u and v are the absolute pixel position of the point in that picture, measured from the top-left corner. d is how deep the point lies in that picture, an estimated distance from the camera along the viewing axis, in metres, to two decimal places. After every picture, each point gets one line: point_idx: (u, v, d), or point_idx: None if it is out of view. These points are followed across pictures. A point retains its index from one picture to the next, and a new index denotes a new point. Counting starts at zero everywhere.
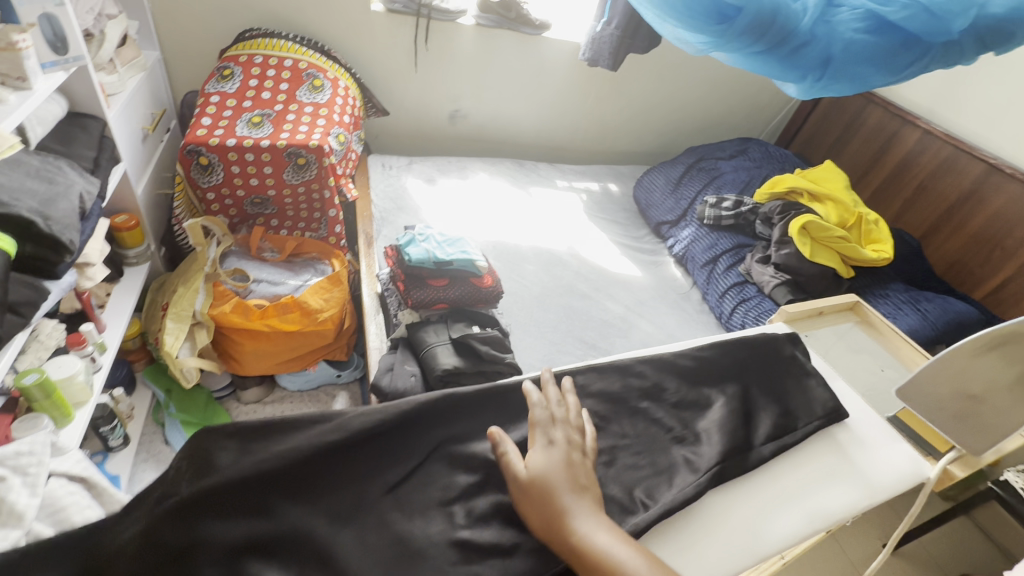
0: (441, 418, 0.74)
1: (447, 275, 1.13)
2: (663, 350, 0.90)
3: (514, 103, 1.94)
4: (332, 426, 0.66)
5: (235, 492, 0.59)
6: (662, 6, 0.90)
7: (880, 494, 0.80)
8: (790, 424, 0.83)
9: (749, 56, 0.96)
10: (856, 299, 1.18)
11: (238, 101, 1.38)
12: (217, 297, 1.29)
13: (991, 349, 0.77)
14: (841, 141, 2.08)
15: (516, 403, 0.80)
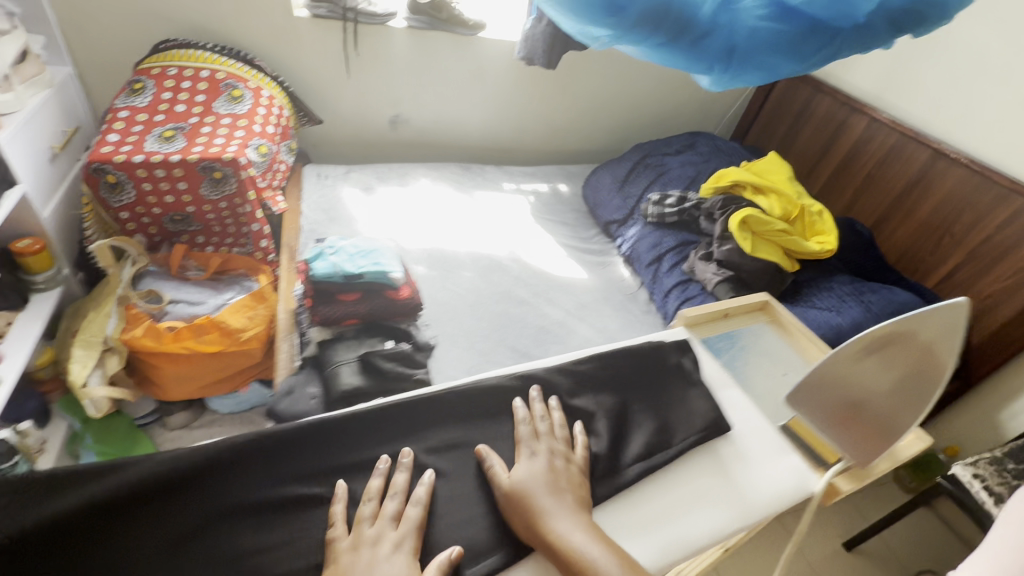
0: (295, 452, 0.73)
1: (359, 289, 1.08)
2: (546, 365, 0.90)
3: (456, 105, 1.89)
4: (162, 468, 0.67)
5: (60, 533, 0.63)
6: None
7: (754, 513, 0.78)
8: (664, 442, 0.83)
9: (651, 48, 0.91)
10: (769, 298, 1.14)
11: (149, 115, 1.32)
12: (130, 321, 1.24)
13: (872, 351, 0.74)
14: (793, 132, 2.05)
15: (380, 433, 0.78)
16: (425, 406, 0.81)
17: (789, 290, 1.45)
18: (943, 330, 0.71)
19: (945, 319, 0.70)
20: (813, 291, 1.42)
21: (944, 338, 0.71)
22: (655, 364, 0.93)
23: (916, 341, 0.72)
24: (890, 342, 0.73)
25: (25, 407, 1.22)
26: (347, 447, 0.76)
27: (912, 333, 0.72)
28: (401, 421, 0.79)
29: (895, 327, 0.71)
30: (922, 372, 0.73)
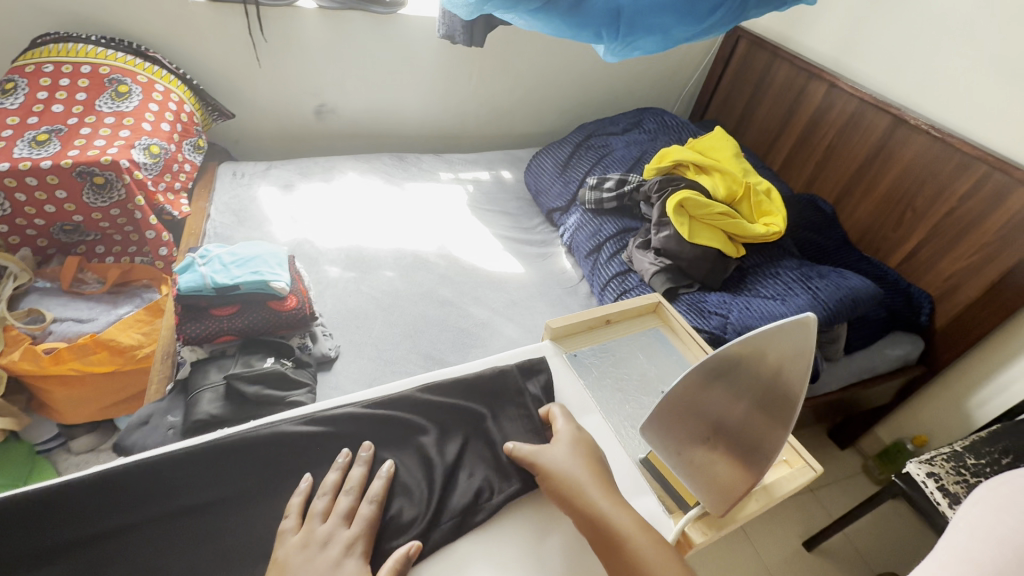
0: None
1: (236, 301, 0.98)
2: (354, 397, 0.70)
3: (386, 91, 1.77)
4: None
5: None
6: None
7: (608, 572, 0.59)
8: (498, 487, 0.63)
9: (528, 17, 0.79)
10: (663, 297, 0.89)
11: (21, 117, 1.21)
12: (9, 343, 1.13)
13: (712, 379, 0.52)
14: (753, 103, 1.92)
15: (113, 495, 0.57)
16: (153, 470, 0.59)
17: (734, 278, 1.35)
18: (796, 353, 0.46)
19: (793, 338, 0.46)
20: (758, 278, 1.32)
21: (793, 363, 0.47)
22: (497, 390, 0.70)
23: (765, 366, 0.48)
24: (732, 368, 0.50)
25: None
26: (21, 539, 0.55)
27: (758, 356, 0.48)
28: (109, 496, 0.57)
29: (734, 348, 0.49)
30: (781, 410, 0.49)
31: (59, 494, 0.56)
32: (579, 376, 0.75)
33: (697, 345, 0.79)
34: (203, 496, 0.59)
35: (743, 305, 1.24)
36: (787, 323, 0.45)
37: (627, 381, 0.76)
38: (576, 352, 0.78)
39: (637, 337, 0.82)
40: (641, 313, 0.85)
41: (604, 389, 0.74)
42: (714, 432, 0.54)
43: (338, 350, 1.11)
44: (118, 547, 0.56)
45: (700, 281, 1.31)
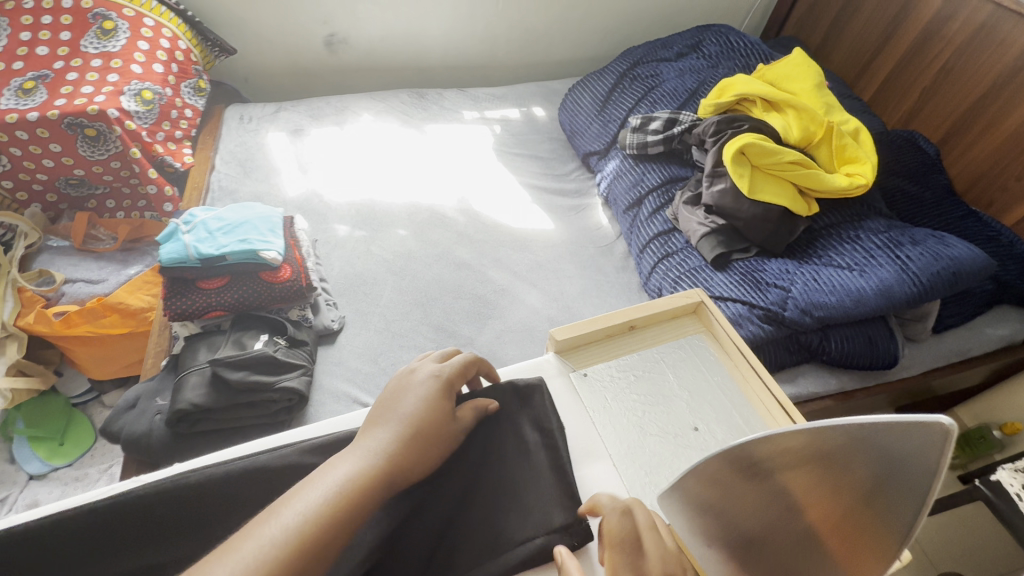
0: None
1: (226, 273, 0.90)
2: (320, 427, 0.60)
3: (403, 15, 1.54)
4: None
5: None
6: None
7: None
8: None
9: None
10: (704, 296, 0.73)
11: (7, 63, 1.13)
12: (25, 305, 1.15)
13: (769, 470, 0.37)
14: (845, 14, 1.55)
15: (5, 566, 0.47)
16: (93, 527, 0.48)
17: (801, 241, 1.13)
18: (917, 462, 0.31)
19: (913, 443, 0.31)
20: (830, 243, 1.10)
21: (907, 478, 0.32)
22: (491, 422, 0.57)
23: (857, 474, 0.33)
24: (803, 463, 0.35)
25: None
26: None
27: (848, 454, 0.33)
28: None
29: (813, 436, 0.34)
30: (871, 535, 0.34)
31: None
32: (588, 400, 0.63)
33: (746, 364, 0.65)
34: (160, 554, 0.49)
35: (810, 276, 1.04)
36: (907, 423, 0.31)
37: (655, 409, 0.63)
38: (587, 370, 0.65)
39: (672, 349, 0.68)
40: (678, 315, 0.71)
41: (625, 417, 0.62)
42: (758, 535, 0.40)
43: (343, 322, 1.03)
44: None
45: (761, 246, 1.10)
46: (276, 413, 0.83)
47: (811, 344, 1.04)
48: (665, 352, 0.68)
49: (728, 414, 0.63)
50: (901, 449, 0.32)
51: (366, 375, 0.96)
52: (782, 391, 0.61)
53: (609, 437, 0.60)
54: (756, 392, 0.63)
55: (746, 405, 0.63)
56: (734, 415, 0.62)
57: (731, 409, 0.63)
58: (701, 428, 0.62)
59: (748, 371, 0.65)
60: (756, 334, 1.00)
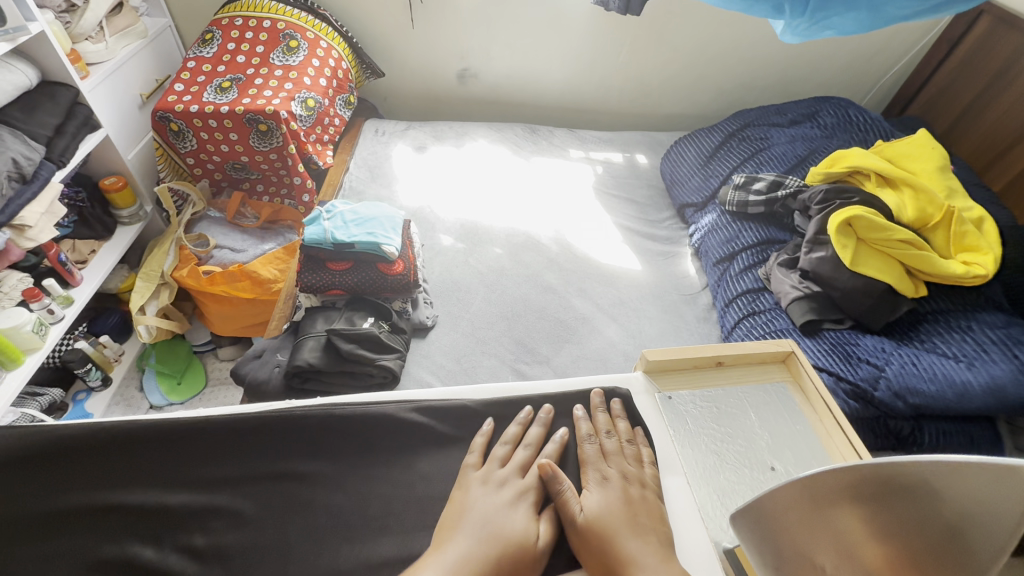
0: (81, 458, 0.59)
1: (350, 258, 1.03)
2: (420, 402, 0.67)
3: (530, 58, 1.70)
4: None
5: None
6: None
7: None
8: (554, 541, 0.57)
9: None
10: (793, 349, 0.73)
11: (212, 66, 1.39)
12: (181, 260, 1.36)
13: (853, 493, 0.44)
14: (981, 101, 1.50)
15: (184, 450, 0.61)
16: (261, 429, 0.62)
17: (902, 322, 1.08)
18: (991, 514, 0.35)
19: (993, 480, 0.35)
20: (936, 330, 1.05)
21: (986, 526, 0.35)
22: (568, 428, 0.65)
23: (935, 514, 0.38)
24: (887, 489, 0.41)
25: (106, 323, 1.39)
26: (107, 467, 0.59)
27: (932, 489, 0.38)
28: (173, 449, 0.61)
29: (901, 466, 0.40)
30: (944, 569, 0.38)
31: (191, 433, 0.61)
32: (667, 422, 0.67)
33: (832, 422, 0.66)
34: (306, 465, 0.62)
35: (908, 359, 1.00)
36: (993, 463, 0.34)
37: (733, 444, 0.66)
38: (671, 395, 0.69)
39: (756, 391, 0.70)
40: (765, 362, 0.73)
41: (701, 446, 0.66)
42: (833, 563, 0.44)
43: (435, 320, 1.13)
44: (231, 495, 0.60)
45: (857, 320, 1.08)
46: (371, 387, 0.93)
47: (900, 431, 0.98)
48: (750, 395, 0.70)
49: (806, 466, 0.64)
50: (980, 502, 0.36)
51: (449, 371, 1.05)
52: (865, 444, 0.62)
53: (685, 456, 0.65)
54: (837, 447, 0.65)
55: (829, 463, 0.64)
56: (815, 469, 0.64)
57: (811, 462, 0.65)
58: (780, 469, 0.63)
59: (835, 428, 0.66)
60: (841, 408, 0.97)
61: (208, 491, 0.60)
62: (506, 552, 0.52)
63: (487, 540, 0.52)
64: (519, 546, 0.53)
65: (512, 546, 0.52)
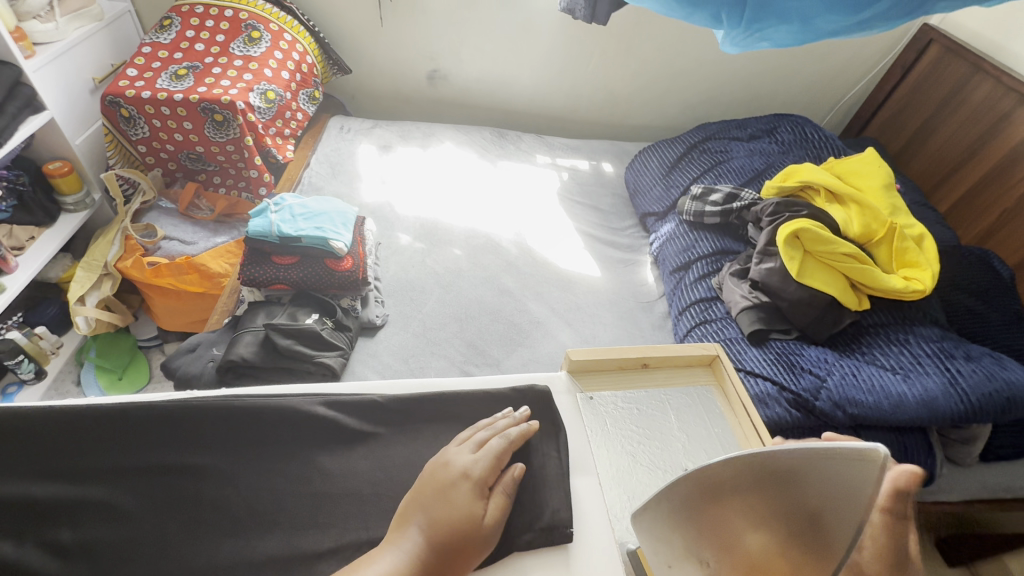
0: None
1: (296, 253, 1.01)
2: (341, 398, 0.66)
3: (500, 63, 1.70)
4: None
5: None
6: None
7: None
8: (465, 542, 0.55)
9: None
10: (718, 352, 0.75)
11: (169, 53, 1.35)
12: (127, 250, 1.31)
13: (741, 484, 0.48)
14: (930, 124, 1.56)
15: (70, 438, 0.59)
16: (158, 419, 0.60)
17: (846, 334, 1.10)
18: (852, 493, 0.41)
19: (853, 468, 0.41)
20: (876, 342, 1.07)
21: (850, 502, 0.41)
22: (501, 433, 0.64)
23: (807, 495, 0.44)
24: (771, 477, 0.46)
25: (45, 313, 1.34)
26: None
27: (800, 479, 0.45)
28: (56, 439, 0.58)
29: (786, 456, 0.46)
30: (814, 549, 0.42)
31: (66, 423, 0.58)
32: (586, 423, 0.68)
33: (749, 424, 0.68)
34: (198, 458, 0.60)
35: (848, 371, 1.02)
36: (852, 450, 0.41)
37: (649, 445, 0.68)
38: (592, 395, 0.71)
39: (678, 395, 0.72)
40: (691, 366, 0.76)
41: (617, 445, 0.67)
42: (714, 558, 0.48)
43: (385, 319, 1.12)
44: (112, 489, 0.57)
45: (803, 331, 1.09)
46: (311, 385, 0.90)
47: None
48: (670, 399, 0.72)
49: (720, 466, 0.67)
50: (849, 487, 0.41)
51: (396, 370, 1.03)
52: None
53: (600, 458, 0.66)
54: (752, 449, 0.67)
55: None
56: None
57: None
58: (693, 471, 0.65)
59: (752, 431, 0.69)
60: (782, 417, 0.98)
61: (82, 490, 0.57)
62: (450, 534, 0.51)
63: (430, 529, 0.51)
64: (465, 527, 0.52)
65: (454, 532, 0.51)
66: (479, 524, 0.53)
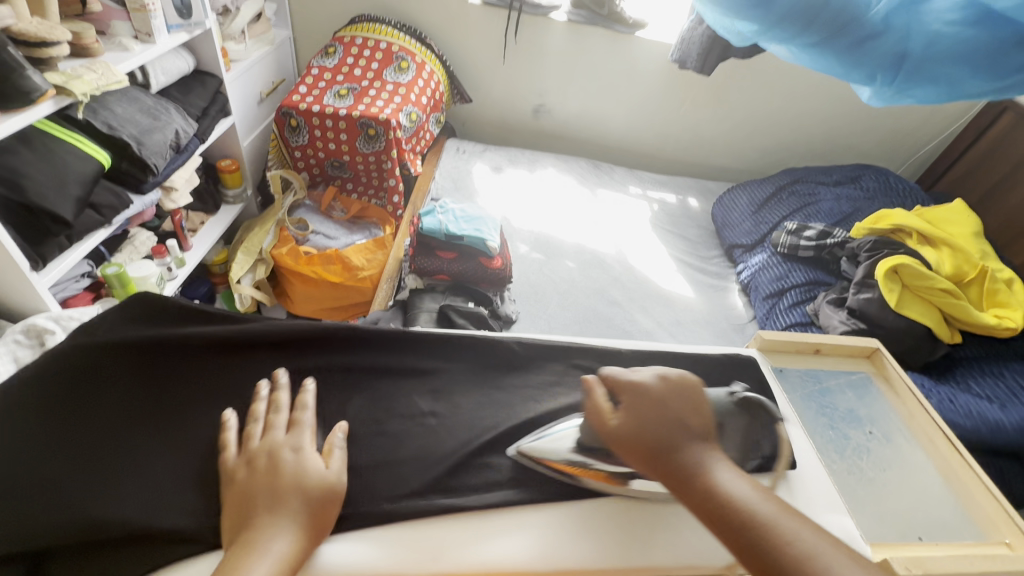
0: (314, 348, 0.65)
1: (456, 249, 1.16)
2: (595, 346, 0.72)
3: (601, 103, 1.90)
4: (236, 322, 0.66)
5: (154, 348, 0.62)
6: (775, 36, 0.83)
7: None
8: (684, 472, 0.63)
9: (846, 63, 0.82)
10: (877, 346, 0.77)
11: (332, 75, 1.56)
12: (280, 240, 1.50)
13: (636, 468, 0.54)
14: (1005, 184, 1.67)
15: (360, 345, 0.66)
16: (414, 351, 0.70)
17: (939, 365, 1.21)
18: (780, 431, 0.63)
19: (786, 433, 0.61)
20: (970, 373, 1.17)
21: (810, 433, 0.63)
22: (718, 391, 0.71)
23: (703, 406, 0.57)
24: (655, 460, 0.52)
25: (196, 290, 1.50)
26: (340, 356, 0.66)
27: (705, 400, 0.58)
28: (358, 345, 0.67)
29: (617, 413, 0.56)
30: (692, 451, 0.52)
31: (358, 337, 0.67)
32: (786, 391, 0.71)
33: (915, 404, 0.71)
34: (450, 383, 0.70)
35: (946, 397, 1.11)
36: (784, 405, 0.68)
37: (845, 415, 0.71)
38: (781, 369, 0.74)
39: (848, 378, 0.75)
40: (852, 356, 0.78)
41: (818, 418, 0.70)
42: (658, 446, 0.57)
43: (517, 315, 1.27)
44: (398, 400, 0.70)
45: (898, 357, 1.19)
46: None
47: None
48: (844, 383, 0.75)
49: (895, 442, 0.69)
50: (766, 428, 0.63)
51: None
52: (946, 424, 0.69)
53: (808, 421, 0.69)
54: (921, 427, 0.70)
55: (916, 433, 0.70)
56: (902, 437, 0.70)
57: (897, 432, 0.70)
58: (878, 433, 0.70)
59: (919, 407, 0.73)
60: None
61: (401, 360, 0.66)
62: (299, 501, 0.49)
63: (281, 504, 0.48)
64: (308, 490, 0.50)
65: (300, 489, 0.50)
66: (328, 481, 0.52)
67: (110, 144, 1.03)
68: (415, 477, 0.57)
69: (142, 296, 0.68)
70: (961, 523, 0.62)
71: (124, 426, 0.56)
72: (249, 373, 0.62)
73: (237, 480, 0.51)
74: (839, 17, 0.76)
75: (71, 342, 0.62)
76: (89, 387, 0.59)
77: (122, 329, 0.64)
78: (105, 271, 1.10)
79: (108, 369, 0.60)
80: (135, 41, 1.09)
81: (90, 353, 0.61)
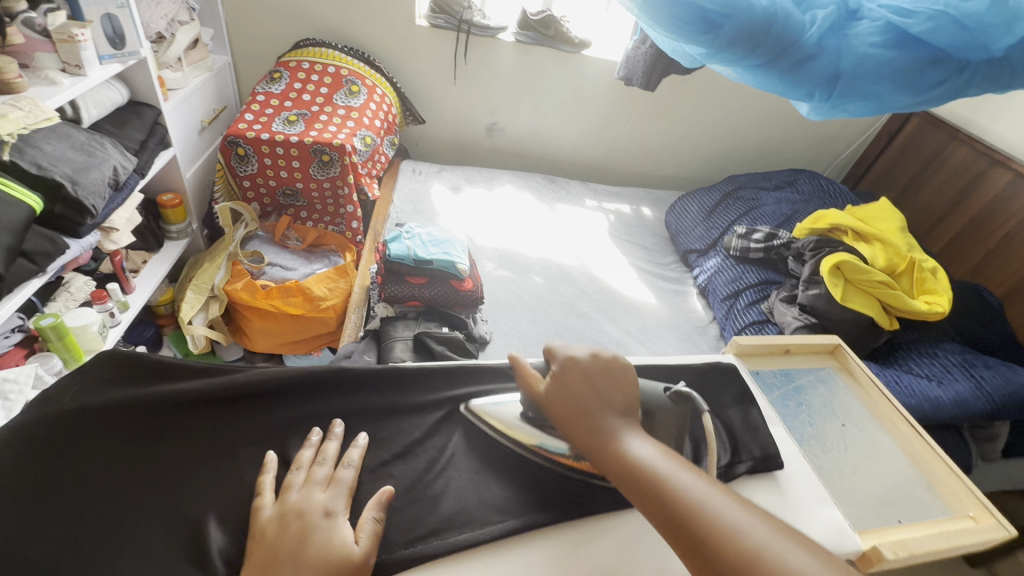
0: (303, 395, 0.63)
1: (426, 274, 1.15)
2: None
3: (552, 119, 1.94)
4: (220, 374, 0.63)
5: (134, 410, 0.58)
6: (721, 58, 0.88)
7: None
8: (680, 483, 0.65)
9: (787, 81, 0.88)
10: (837, 342, 0.84)
11: (280, 101, 1.51)
12: (234, 275, 1.44)
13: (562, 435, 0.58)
14: (918, 180, 1.85)
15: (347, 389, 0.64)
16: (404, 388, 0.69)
17: (882, 351, 1.32)
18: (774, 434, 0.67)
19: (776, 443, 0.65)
20: (909, 356, 1.28)
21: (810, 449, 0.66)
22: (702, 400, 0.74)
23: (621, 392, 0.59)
24: (576, 420, 0.56)
25: (142, 334, 1.40)
26: (330, 402, 0.64)
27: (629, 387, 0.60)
28: (350, 388, 0.65)
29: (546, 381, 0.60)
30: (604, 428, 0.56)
31: (346, 378, 0.64)
32: (763, 393, 0.75)
33: (878, 393, 0.77)
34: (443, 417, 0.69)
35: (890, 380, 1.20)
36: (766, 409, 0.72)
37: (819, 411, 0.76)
38: (756, 373, 0.78)
39: (816, 375, 0.80)
40: (817, 354, 0.83)
41: (797, 418, 0.74)
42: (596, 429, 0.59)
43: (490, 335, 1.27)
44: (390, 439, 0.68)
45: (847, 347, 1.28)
46: None
47: None
48: (813, 380, 0.80)
49: (866, 431, 0.74)
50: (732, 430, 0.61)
51: None
52: (906, 410, 0.75)
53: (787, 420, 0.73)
54: (886, 415, 0.76)
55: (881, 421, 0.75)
56: (868, 424, 0.75)
57: (865, 421, 0.75)
58: (850, 425, 0.74)
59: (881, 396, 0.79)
60: None
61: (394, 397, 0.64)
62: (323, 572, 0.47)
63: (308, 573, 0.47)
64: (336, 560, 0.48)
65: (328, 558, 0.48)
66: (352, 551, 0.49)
67: (40, 186, 0.94)
68: (422, 518, 0.56)
69: (113, 354, 0.63)
70: (930, 501, 0.67)
71: (109, 498, 0.52)
72: (242, 425, 0.60)
73: (266, 537, 0.50)
74: (778, 40, 0.82)
75: (37, 414, 0.56)
76: (62, 461, 0.54)
77: (94, 395, 0.59)
78: (39, 323, 1.00)
79: (82, 438, 0.55)
80: (63, 75, 1.01)
81: (57, 425, 0.55)
